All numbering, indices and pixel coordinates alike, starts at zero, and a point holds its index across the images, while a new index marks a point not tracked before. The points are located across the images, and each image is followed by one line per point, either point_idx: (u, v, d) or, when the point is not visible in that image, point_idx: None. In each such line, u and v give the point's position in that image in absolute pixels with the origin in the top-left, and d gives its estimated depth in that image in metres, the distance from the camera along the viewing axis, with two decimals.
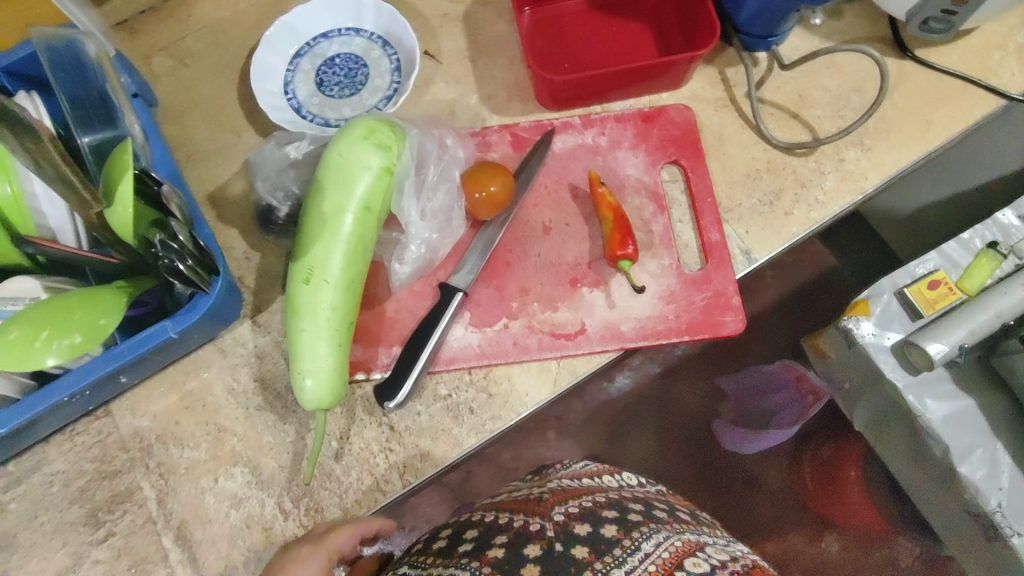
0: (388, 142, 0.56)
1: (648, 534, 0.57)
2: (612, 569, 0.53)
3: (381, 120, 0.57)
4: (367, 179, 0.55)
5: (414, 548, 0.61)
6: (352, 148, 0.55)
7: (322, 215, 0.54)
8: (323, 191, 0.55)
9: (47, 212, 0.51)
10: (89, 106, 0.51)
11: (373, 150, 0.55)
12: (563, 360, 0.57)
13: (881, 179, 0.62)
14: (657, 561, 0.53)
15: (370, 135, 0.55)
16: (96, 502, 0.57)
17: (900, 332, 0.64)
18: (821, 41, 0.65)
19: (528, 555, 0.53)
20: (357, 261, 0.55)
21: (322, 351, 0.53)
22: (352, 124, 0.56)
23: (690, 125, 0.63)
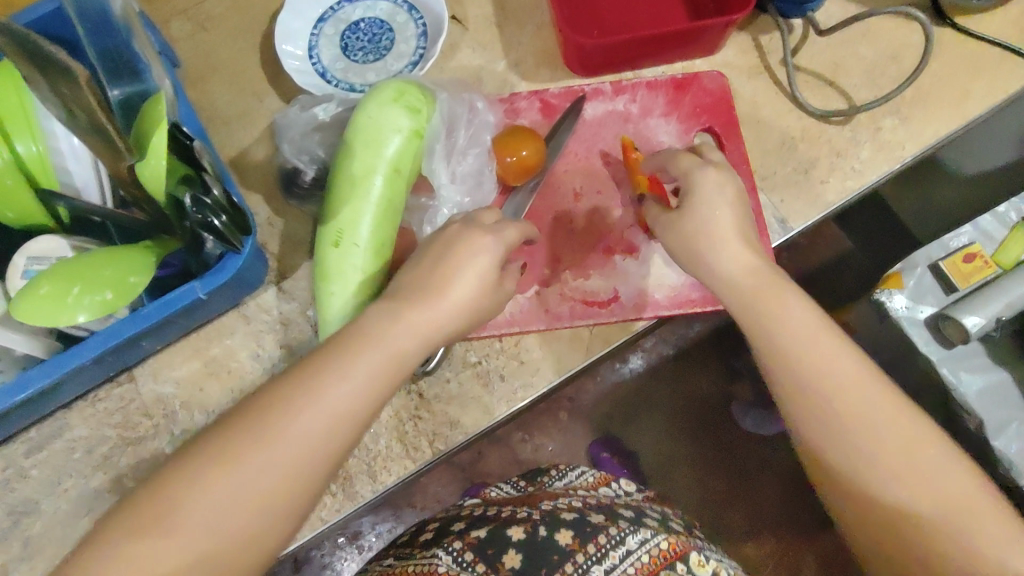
0: (417, 105, 0.55)
1: (637, 529, 0.56)
2: (593, 566, 0.53)
3: (411, 82, 0.56)
4: (397, 142, 0.54)
5: (406, 535, 0.63)
6: (382, 110, 0.54)
7: (351, 177, 0.53)
8: (352, 152, 0.54)
9: (72, 169, 0.49)
10: (117, 59, 0.50)
11: (404, 112, 0.54)
12: (596, 328, 0.56)
13: (918, 148, 0.61)
14: (636, 563, 0.53)
15: (399, 97, 0.54)
16: (120, 468, 0.56)
17: (934, 306, 0.63)
18: (856, 8, 0.64)
19: (511, 538, 0.54)
20: (387, 224, 0.54)
21: (351, 314, 0.52)
22: (380, 86, 0.55)
23: (723, 92, 0.62)
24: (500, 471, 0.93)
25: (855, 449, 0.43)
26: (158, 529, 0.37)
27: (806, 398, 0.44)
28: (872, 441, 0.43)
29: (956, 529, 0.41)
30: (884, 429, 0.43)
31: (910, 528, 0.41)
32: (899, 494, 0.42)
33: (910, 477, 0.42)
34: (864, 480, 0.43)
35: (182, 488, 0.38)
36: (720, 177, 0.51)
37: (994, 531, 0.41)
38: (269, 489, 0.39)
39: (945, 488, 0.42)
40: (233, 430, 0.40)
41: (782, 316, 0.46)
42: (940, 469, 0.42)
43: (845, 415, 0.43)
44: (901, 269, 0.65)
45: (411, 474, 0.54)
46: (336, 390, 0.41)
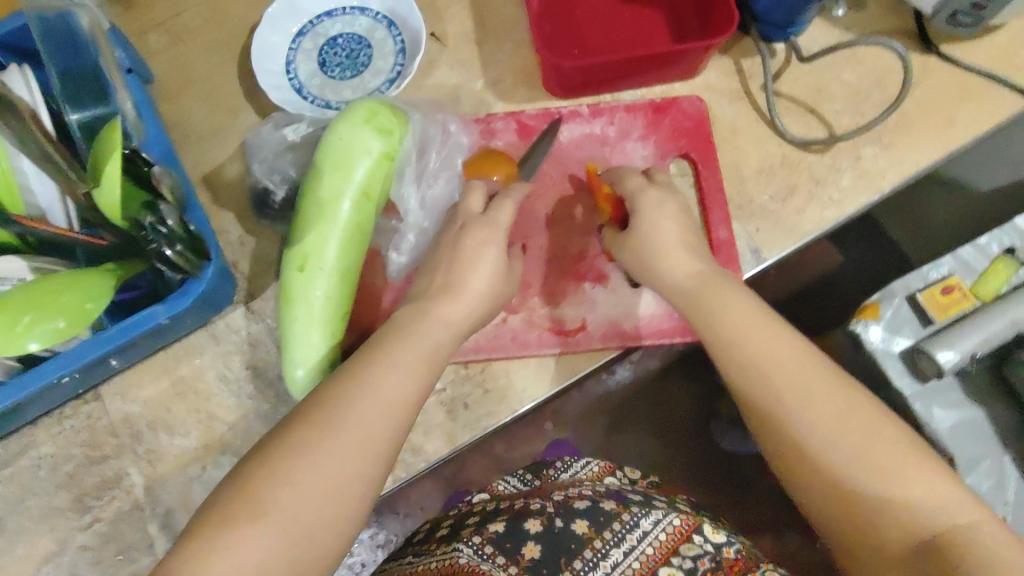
0: (389, 126, 0.54)
1: (648, 510, 0.57)
2: (610, 551, 0.54)
3: (384, 102, 0.55)
4: (367, 164, 0.53)
5: (422, 533, 0.64)
6: (353, 130, 0.53)
7: (319, 199, 0.53)
8: (321, 175, 0.53)
9: (36, 189, 0.49)
10: (81, 82, 0.49)
11: (376, 134, 0.53)
12: (563, 357, 0.56)
13: (899, 178, 0.59)
14: (654, 544, 0.55)
15: (371, 118, 0.54)
16: (84, 487, 0.56)
17: (909, 338, 0.63)
18: (841, 33, 0.63)
19: (530, 531, 0.55)
20: (354, 248, 0.53)
21: (314, 340, 0.52)
22: (352, 106, 0.54)
23: (702, 116, 0.61)
24: (482, 481, 0.93)
25: (801, 422, 0.44)
26: (247, 523, 0.39)
27: (751, 380, 0.46)
28: (814, 417, 0.44)
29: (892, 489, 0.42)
30: (825, 402, 0.44)
31: (854, 496, 0.42)
32: (840, 463, 0.43)
33: (853, 445, 0.43)
34: (808, 452, 0.44)
35: (264, 483, 0.40)
36: (665, 196, 0.53)
37: (931, 489, 0.42)
38: (343, 477, 0.42)
39: (883, 452, 0.43)
40: (301, 429, 0.42)
41: (723, 307, 0.48)
42: (874, 435, 0.43)
43: (789, 392, 0.45)
44: (879, 300, 0.64)
45: None
46: (387, 382, 0.45)
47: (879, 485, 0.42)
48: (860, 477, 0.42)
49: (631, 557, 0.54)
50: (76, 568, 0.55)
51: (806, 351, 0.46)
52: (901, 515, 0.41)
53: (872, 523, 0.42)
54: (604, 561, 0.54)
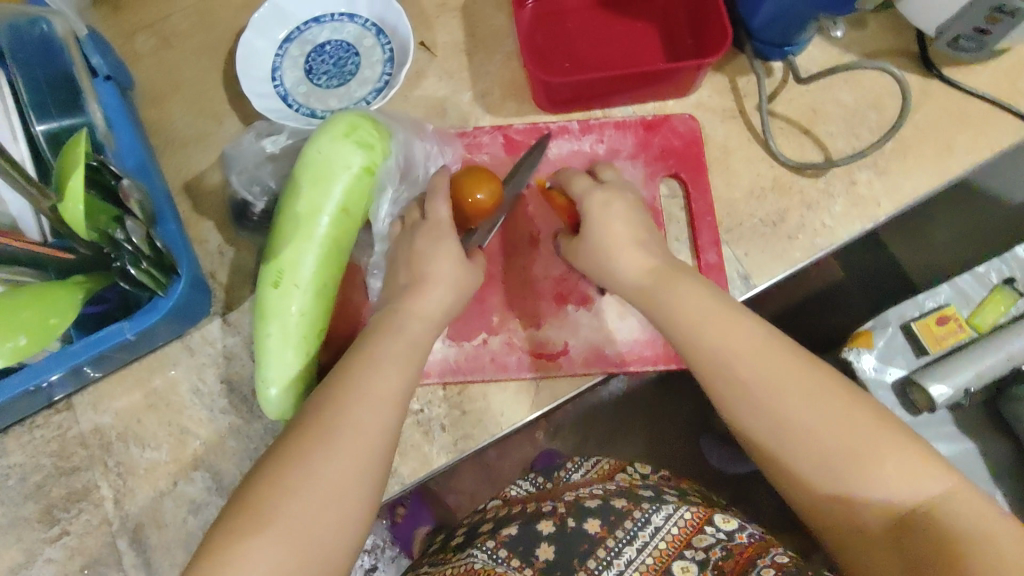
0: (370, 141, 0.53)
1: (659, 505, 0.56)
2: (624, 547, 0.53)
3: (365, 116, 0.54)
4: (346, 179, 0.52)
5: (439, 545, 0.63)
6: (332, 143, 0.52)
7: (296, 214, 0.52)
8: (299, 189, 0.52)
9: (6, 198, 0.48)
10: (48, 92, 0.49)
11: (356, 148, 0.52)
12: (542, 381, 0.55)
13: (894, 207, 0.58)
14: (667, 538, 0.54)
15: (351, 132, 0.52)
16: (53, 499, 0.55)
17: (903, 368, 0.61)
18: (840, 53, 0.61)
19: (542, 532, 0.54)
20: (331, 266, 0.52)
21: (288, 359, 0.51)
22: (333, 119, 0.53)
23: (694, 136, 0.60)
24: (471, 489, 0.91)
25: (773, 419, 0.43)
26: (259, 535, 0.38)
27: (721, 381, 0.45)
28: (785, 413, 0.42)
29: (868, 473, 0.41)
30: (796, 395, 0.42)
31: (834, 485, 0.41)
32: (816, 455, 0.41)
33: (829, 434, 0.41)
34: (783, 448, 0.42)
35: (269, 497, 0.40)
36: (613, 197, 0.52)
37: (910, 468, 0.40)
38: (347, 482, 0.41)
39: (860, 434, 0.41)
40: (301, 438, 0.42)
41: (687, 305, 0.46)
42: (847, 420, 0.42)
43: (757, 391, 0.43)
44: (872, 328, 0.62)
45: None
46: (380, 385, 0.44)
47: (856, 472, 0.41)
48: (838, 464, 0.41)
49: (643, 553, 0.53)
50: None
51: (770, 343, 0.44)
52: (881, 497, 0.40)
53: (855, 506, 0.41)
54: (617, 560, 0.53)
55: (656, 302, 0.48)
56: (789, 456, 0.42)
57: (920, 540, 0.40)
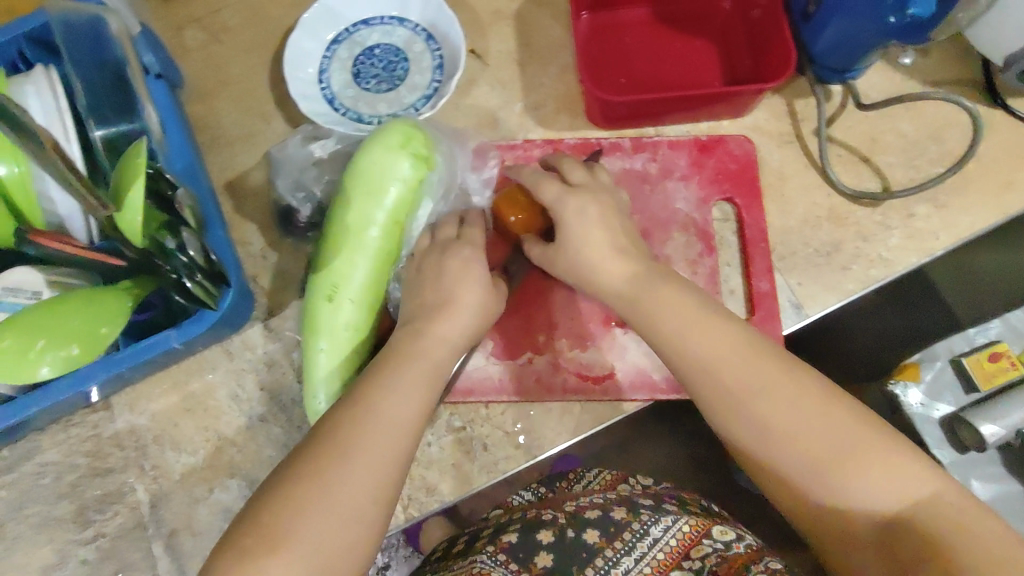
0: (424, 151, 0.52)
1: (658, 516, 0.52)
2: (623, 558, 0.49)
3: (419, 126, 0.53)
4: (398, 191, 0.51)
5: (434, 554, 0.59)
6: (385, 154, 0.51)
7: (347, 226, 0.51)
8: (350, 201, 0.51)
9: (54, 198, 0.46)
10: (103, 95, 0.47)
11: (411, 160, 0.51)
12: (587, 405, 0.54)
13: (953, 240, 0.56)
14: (665, 550, 0.50)
15: (405, 143, 0.51)
16: (87, 499, 0.55)
17: (951, 404, 0.62)
18: (902, 79, 0.59)
19: (541, 541, 0.51)
20: (382, 278, 0.51)
21: (338, 372, 0.50)
22: (387, 127, 0.52)
23: (749, 159, 0.58)
24: None
25: (755, 426, 0.41)
26: (272, 555, 0.37)
27: (701, 389, 0.43)
28: (767, 419, 0.40)
29: (854, 476, 0.39)
30: (776, 398, 0.41)
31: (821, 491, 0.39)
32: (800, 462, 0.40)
33: (809, 437, 0.40)
34: (768, 454, 0.41)
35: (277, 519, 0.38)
36: (588, 201, 0.48)
37: (894, 467, 0.39)
38: (361, 494, 0.39)
39: (838, 432, 0.39)
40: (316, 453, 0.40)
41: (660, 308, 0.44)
42: (826, 418, 0.40)
43: (739, 398, 0.41)
44: (920, 361, 0.63)
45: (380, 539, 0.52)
46: (388, 400, 0.42)
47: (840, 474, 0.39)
48: (821, 467, 0.39)
49: (642, 563, 0.49)
50: None
51: (745, 348, 0.42)
52: (869, 501, 0.38)
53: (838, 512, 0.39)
54: (615, 568, 0.49)
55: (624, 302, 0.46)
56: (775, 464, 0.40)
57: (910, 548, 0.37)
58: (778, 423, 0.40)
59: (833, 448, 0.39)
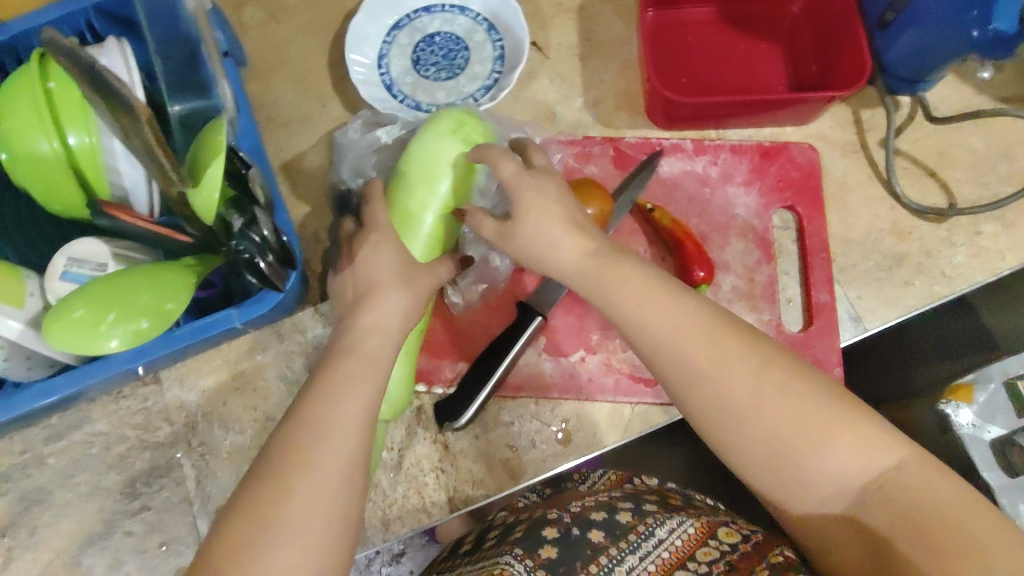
0: (475, 139, 0.50)
1: (663, 517, 0.50)
2: (627, 556, 0.48)
3: (469, 112, 0.51)
4: (453, 177, 0.49)
5: (444, 553, 0.57)
6: (435, 138, 0.49)
7: (400, 211, 0.49)
8: (403, 186, 0.50)
9: (123, 171, 0.45)
10: (182, 73, 0.48)
11: (463, 145, 0.50)
12: (638, 407, 0.54)
13: (1020, 261, 0.55)
14: (670, 550, 0.48)
15: (457, 128, 0.50)
16: (135, 471, 0.55)
17: (1003, 427, 0.63)
18: (974, 93, 0.58)
19: (546, 536, 0.49)
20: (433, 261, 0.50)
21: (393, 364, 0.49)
22: (439, 114, 0.51)
23: (813, 168, 0.57)
24: None
25: (717, 409, 0.40)
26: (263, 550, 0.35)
27: (668, 374, 0.41)
28: (735, 403, 0.39)
29: (826, 454, 0.38)
30: (745, 380, 0.39)
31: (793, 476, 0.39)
32: (764, 445, 0.39)
33: (775, 420, 0.39)
34: (733, 437, 0.40)
35: (261, 512, 0.36)
36: None
37: (861, 447, 0.38)
38: (363, 468, 0.38)
39: (805, 412, 0.39)
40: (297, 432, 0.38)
41: (621, 288, 0.42)
42: (790, 398, 0.39)
43: (707, 382, 0.40)
44: (973, 382, 0.65)
45: (426, 528, 0.52)
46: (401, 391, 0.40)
47: (803, 453, 0.38)
48: (789, 452, 0.38)
49: (646, 561, 0.48)
50: (119, 554, 0.54)
51: (717, 336, 0.40)
52: (838, 479, 0.38)
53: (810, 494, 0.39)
54: (619, 566, 0.47)
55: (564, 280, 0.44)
56: (738, 445, 0.40)
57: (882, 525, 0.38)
58: (746, 406, 0.39)
59: (795, 430, 0.38)
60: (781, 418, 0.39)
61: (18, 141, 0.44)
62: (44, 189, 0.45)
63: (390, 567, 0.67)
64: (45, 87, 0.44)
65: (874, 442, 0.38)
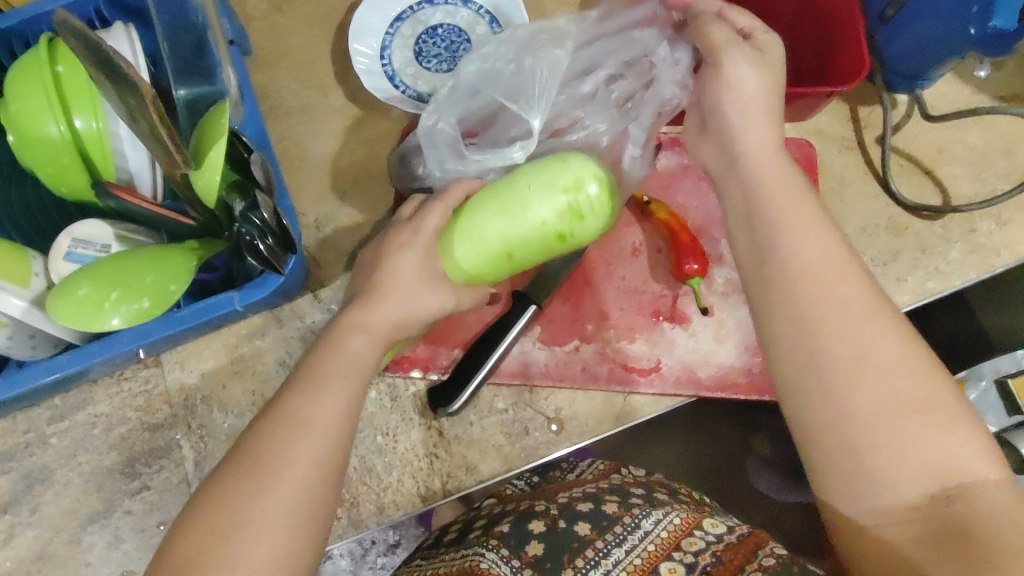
0: (581, 210, 0.45)
1: (648, 509, 0.50)
2: (613, 549, 0.47)
3: (601, 180, 0.46)
4: (529, 229, 0.45)
5: (429, 539, 0.57)
6: (541, 186, 0.45)
7: (474, 230, 0.45)
8: (486, 208, 0.45)
9: (129, 155, 0.46)
10: (188, 60, 0.48)
11: (563, 208, 0.45)
12: (631, 396, 0.55)
13: (1014, 258, 0.56)
14: (655, 541, 0.48)
15: (571, 189, 0.45)
16: (135, 452, 0.56)
17: (993, 424, 0.65)
18: (972, 90, 0.59)
19: (533, 531, 0.48)
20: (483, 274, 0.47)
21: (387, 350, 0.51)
22: (564, 163, 0.46)
23: (810, 163, 0.57)
24: None
25: (846, 357, 0.37)
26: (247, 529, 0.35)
27: (799, 305, 0.39)
28: (865, 355, 0.37)
29: (928, 439, 0.36)
30: (883, 336, 0.38)
31: (892, 446, 0.36)
32: (876, 406, 0.36)
33: (899, 385, 0.37)
34: (842, 388, 0.37)
35: (237, 494, 0.36)
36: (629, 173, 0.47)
37: (963, 454, 0.36)
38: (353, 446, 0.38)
39: (929, 394, 0.37)
40: (287, 423, 0.38)
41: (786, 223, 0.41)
42: (922, 379, 0.37)
43: (838, 327, 0.38)
44: (965, 378, 0.67)
45: (420, 511, 0.53)
46: None
47: (906, 428, 0.36)
48: (897, 421, 0.36)
49: (632, 554, 0.47)
50: (119, 532, 0.55)
51: (872, 300, 0.39)
52: (923, 469, 0.36)
53: (886, 474, 0.36)
54: (604, 559, 0.47)
55: (737, 180, 0.44)
56: (845, 398, 0.37)
57: (942, 525, 0.35)
58: (874, 361, 0.37)
59: (914, 400, 0.36)
60: (910, 388, 0.37)
61: (27, 125, 0.45)
62: (52, 172, 0.46)
63: (385, 558, 0.69)
64: (54, 71, 0.45)
65: (975, 457, 0.36)
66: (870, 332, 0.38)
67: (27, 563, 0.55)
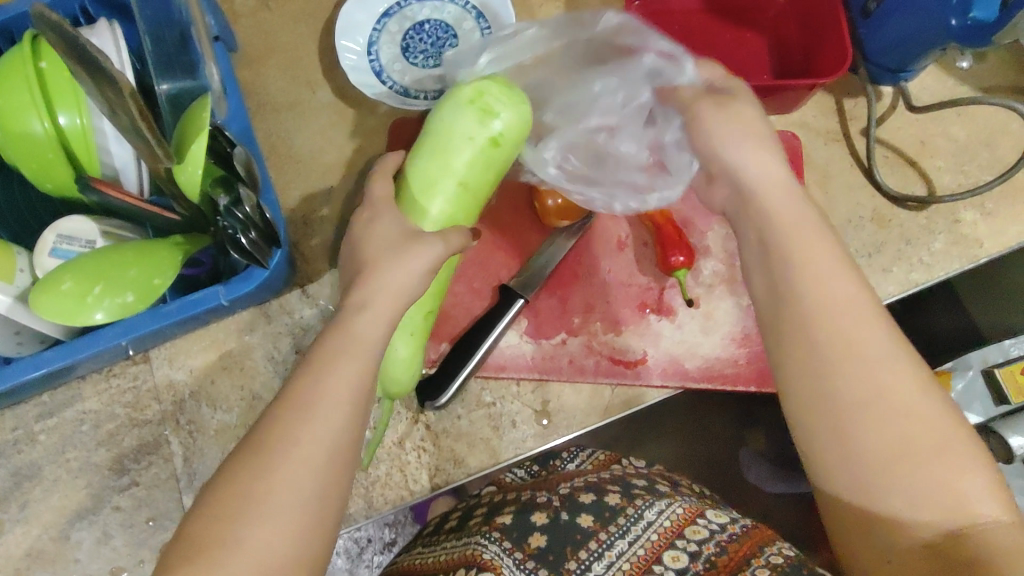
0: (494, 106, 0.46)
1: (652, 499, 0.49)
2: (617, 541, 0.47)
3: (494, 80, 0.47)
4: (470, 151, 0.46)
5: (428, 526, 0.57)
6: (450, 111, 0.46)
7: (417, 179, 0.47)
8: (418, 154, 0.47)
9: (114, 151, 0.46)
10: (171, 54, 0.48)
11: (478, 117, 0.46)
12: (619, 388, 0.55)
13: (997, 249, 0.56)
14: (658, 530, 0.48)
15: (476, 99, 0.46)
16: (124, 448, 0.56)
17: (980, 413, 0.66)
18: (956, 83, 0.59)
19: (536, 523, 0.48)
20: (460, 212, 0.48)
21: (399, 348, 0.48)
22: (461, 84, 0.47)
23: (796, 155, 0.57)
24: None
25: (862, 392, 0.36)
26: (231, 523, 0.35)
27: (808, 340, 0.38)
28: (880, 395, 0.36)
29: (938, 479, 0.35)
30: (897, 376, 0.37)
31: (902, 485, 0.35)
32: (889, 445, 0.36)
33: (912, 424, 0.36)
34: (853, 423, 0.36)
35: (222, 489, 0.36)
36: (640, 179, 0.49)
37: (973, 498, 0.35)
38: (341, 440, 0.38)
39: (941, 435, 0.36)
40: (274, 413, 0.38)
41: (809, 259, 0.39)
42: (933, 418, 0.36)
43: (852, 362, 0.37)
44: (952, 368, 0.66)
45: (409, 504, 0.53)
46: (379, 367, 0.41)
47: (917, 467, 0.35)
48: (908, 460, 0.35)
49: (636, 545, 0.47)
50: (108, 528, 0.55)
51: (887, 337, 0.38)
52: (933, 508, 0.35)
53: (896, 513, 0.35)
54: (608, 551, 0.47)
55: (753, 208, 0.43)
56: (856, 435, 0.36)
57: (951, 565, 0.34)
58: (887, 397, 0.36)
59: (927, 438, 0.36)
60: (921, 426, 0.36)
61: (11, 121, 0.45)
62: (36, 168, 0.46)
63: (382, 556, 0.69)
64: (36, 67, 0.45)
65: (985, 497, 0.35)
66: (884, 369, 0.37)
67: (16, 560, 0.55)
